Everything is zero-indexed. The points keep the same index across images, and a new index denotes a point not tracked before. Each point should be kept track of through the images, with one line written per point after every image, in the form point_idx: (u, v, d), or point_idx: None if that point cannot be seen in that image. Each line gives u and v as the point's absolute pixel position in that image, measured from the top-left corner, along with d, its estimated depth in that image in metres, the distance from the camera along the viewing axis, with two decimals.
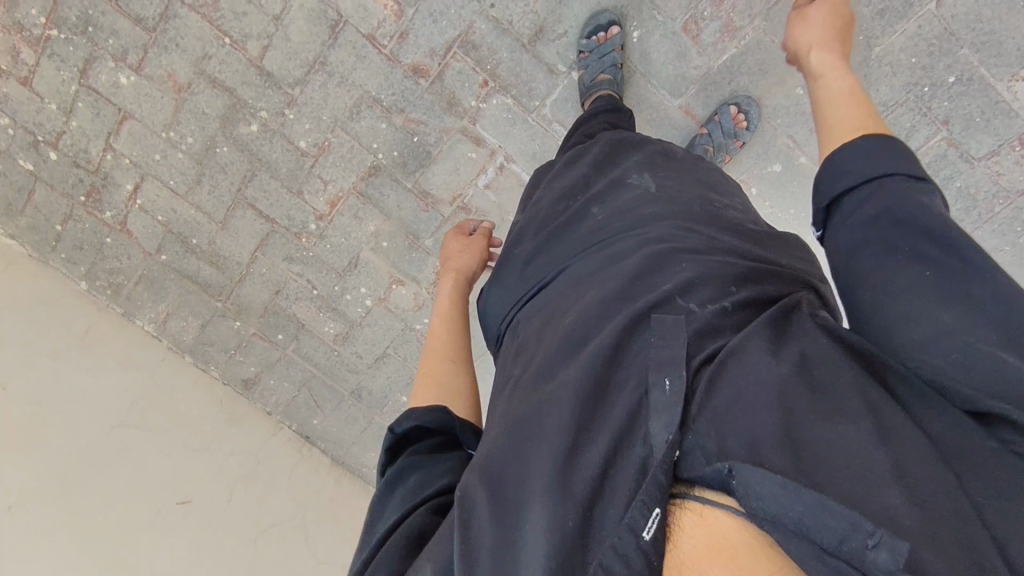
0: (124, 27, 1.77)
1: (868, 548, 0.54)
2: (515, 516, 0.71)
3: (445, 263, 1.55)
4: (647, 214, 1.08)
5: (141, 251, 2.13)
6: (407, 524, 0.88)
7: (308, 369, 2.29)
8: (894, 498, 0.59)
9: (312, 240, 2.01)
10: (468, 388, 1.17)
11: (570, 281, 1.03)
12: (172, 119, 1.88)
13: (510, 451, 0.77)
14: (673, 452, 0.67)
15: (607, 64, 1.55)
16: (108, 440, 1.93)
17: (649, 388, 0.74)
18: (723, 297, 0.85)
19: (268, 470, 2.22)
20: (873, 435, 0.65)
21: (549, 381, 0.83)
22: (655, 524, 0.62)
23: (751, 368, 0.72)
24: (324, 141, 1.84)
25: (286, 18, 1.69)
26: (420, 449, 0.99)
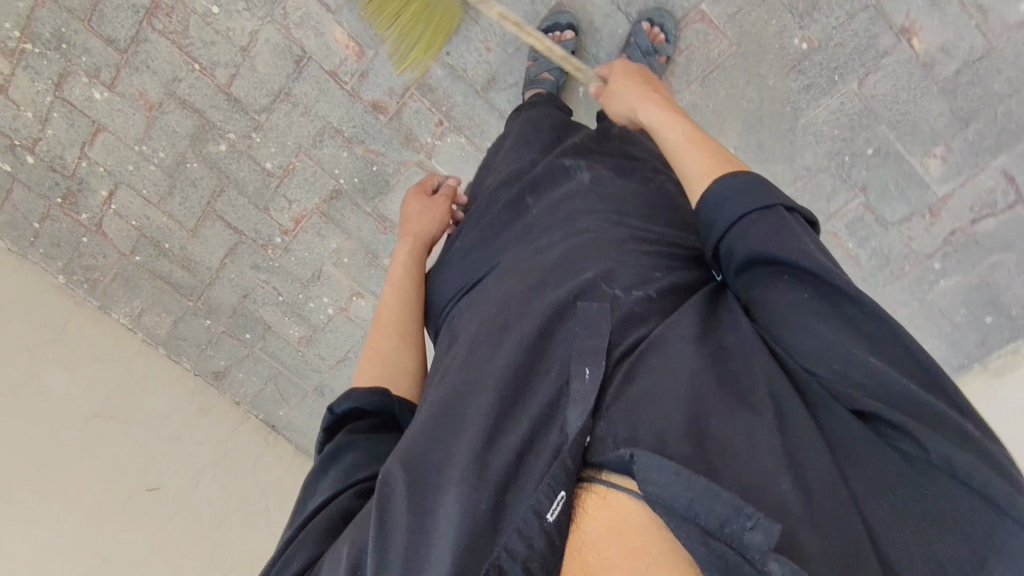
0: (97, 47, 1.83)
1: (744, 530, 0.64)
2: (432, 496, 0.80)
3: (404, 226, 1.52)
4: (585, 219, 1.16)
5: (117, 251, 2.24)
6: (337, 504, 1.00)
7: (274, 366, 2.44)
8: (778, 484, 0.71)
9: (278, 252, 2.12)
10: (409, 366, 1.28)
11: (501, 279, 1.15)
12: (144, 134, 1.96)
13: (443, 437, 0.87)
14: (585, 438, 0.75)
15: (555, 65, 1.64)
16: (85, 430, 2.06)
17: (570, 378, 0.86)
18: (646, 284, 0.99)
19: (233, 458, 2.38)
20: (757, 426, 0.77)
21: (480, 373, 0.92)
22: (559, 507, 0.68)
23: (659, 373, 0.83)
24: (288, 164, 1.94)
25: (253, 50, 1.77)
26: (359, 427, 1.12)
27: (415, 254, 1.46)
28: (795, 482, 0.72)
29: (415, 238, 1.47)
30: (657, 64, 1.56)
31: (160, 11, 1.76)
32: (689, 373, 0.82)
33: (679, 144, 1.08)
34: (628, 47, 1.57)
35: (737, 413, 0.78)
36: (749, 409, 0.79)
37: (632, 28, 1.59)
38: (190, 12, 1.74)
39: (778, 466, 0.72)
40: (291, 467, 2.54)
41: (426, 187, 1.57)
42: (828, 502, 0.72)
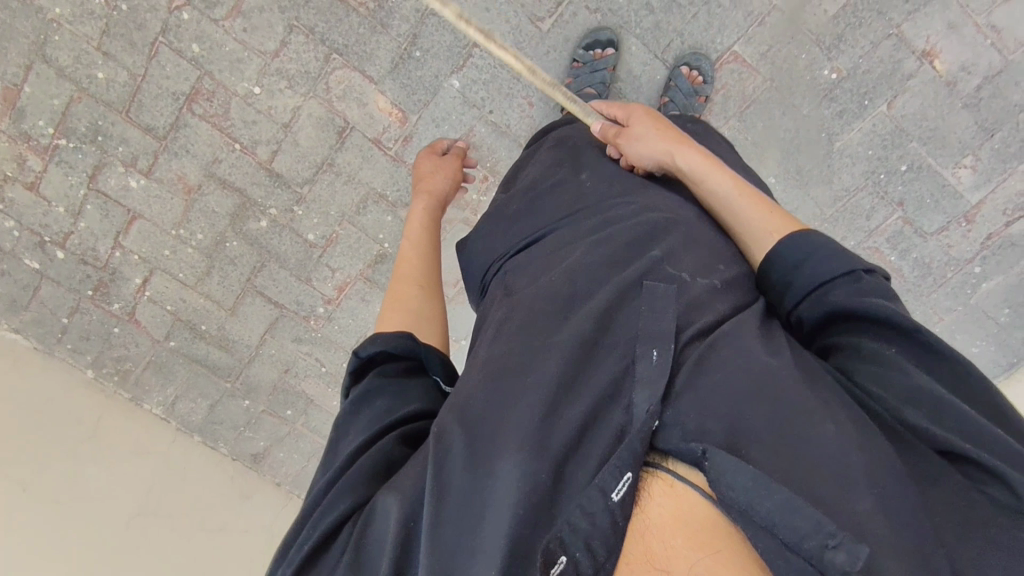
0: (134, 135, 1.84)
1: (827, 547, 0.66)
2: (489, 460, 0.79)
3: (418, 185, 1.55)
4: (631, 201, 1.18)
5: (150, 338, 2.18)
6: (377, 449, 0.89)
7: (316, 441, 2.38)
8: (859, 503, 0.71)
9: (320, 322, 2.10)
10: (433, 313, 1.18)
11: (556, 252, 1.13)
12: (181, 218, 1.96)
13: (503, 399, 0.85)
14: (654, 422, 0.78)
15: (596, 80, 1.59)
16: (129, 531, 1.96)
17: (636, 357, 0.86)
18: (710, 273, 1.01)
19: (279, 543, 2.28)
20: (835, 433, 0.77)
21: (541, 341, 0.92)
22: (625, 487, 0.72)
23: (731, 361, 0.84)
24: (331, 234, 1.94)
25: (296, 125, 1.79)
26: (388, 372, 1.00)
27: (430, 215, 1.44)
28: (876, 499, 0.72)
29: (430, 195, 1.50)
30: (699, 104, 1.60)
31: (200, 96, 1.78)
32: (761, 370, 0.83)
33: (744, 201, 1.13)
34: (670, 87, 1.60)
35: (815, 421, 0.78)
36: (827, 417, 0.79)
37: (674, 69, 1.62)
38: (231, 94, 1.77)
39: (858, 480, 0.73)
40: None
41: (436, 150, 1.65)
42: (912, 530, 0.70)
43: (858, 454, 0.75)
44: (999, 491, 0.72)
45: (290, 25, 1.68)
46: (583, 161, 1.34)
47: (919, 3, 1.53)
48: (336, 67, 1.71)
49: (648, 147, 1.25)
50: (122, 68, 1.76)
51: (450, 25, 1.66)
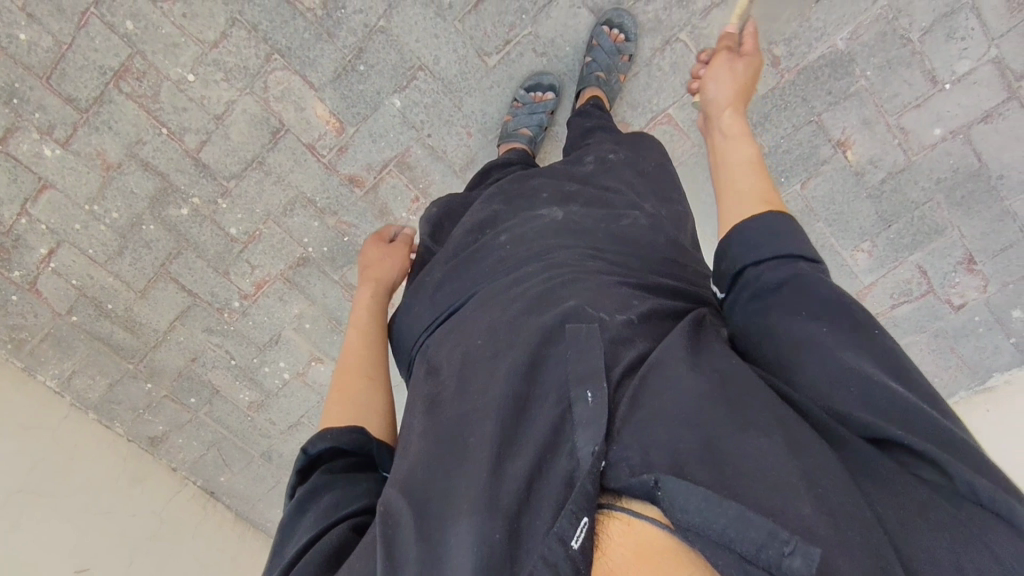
0: (53, 103, 1.76)
1: (783, 556, 0.62)
2: (440, 530, 0.78)
3: (364, 271, 1.47)
4: (557, 251, 1.14)
5: (51, 310, 2.09)
6: (327, 541, 0.90)
7: (218, 431, 2.35)
8: (801, 507, 0.66)
9: (234, 316, 2.07)
10: (382, 410, 1.17)
11: (487, 303, 1.10)
12: (97, 194, 1.88)
13: (447, 469, 0.85)
14: (600, 463, 0.74)
15: (534, 122, 1.64)
16: (8, 504, 1.83)
17: (572, 402, 0.83)
18: (625, 311, 0.97)
19: (168, 530, 2.23)
20: (769, 445, 0.72)
21: (477, 404, 0.91)
22: (584, 533, 0.67)
23: (667, 394, 0.81)
24: (254, 231, 1.91)
25: (229, 119, 1.75)
26: (335, 468, 1.03)
27: (379, 298, 1.41)
28: (817, 504, 0.67)
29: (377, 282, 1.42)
30: (622, 64, 1.57)
31: (128, 74, 1.71)
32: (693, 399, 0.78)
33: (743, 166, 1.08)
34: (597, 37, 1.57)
35: (747, 435, 0.73)
36: (759, 430, 0.74)
37: (593, 32, 1.60)
38: (163, 78, 1.71)
39: (797, 486, 0.68)
40: (232, 537, 2.42)
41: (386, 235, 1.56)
42: (853, 523, 0.66)
43: (794, 462, 0.70)
44: (928, 470, 0.72)
45: (232, 18, 1.63)
46: (504, 220, 1.29)
47: (839, 96, 1.61)
48: (276, 68, 1.68)
49: (722, 87, 1.22)
50: (46, 33, 1.67)
51: (398, 44, 1.63)
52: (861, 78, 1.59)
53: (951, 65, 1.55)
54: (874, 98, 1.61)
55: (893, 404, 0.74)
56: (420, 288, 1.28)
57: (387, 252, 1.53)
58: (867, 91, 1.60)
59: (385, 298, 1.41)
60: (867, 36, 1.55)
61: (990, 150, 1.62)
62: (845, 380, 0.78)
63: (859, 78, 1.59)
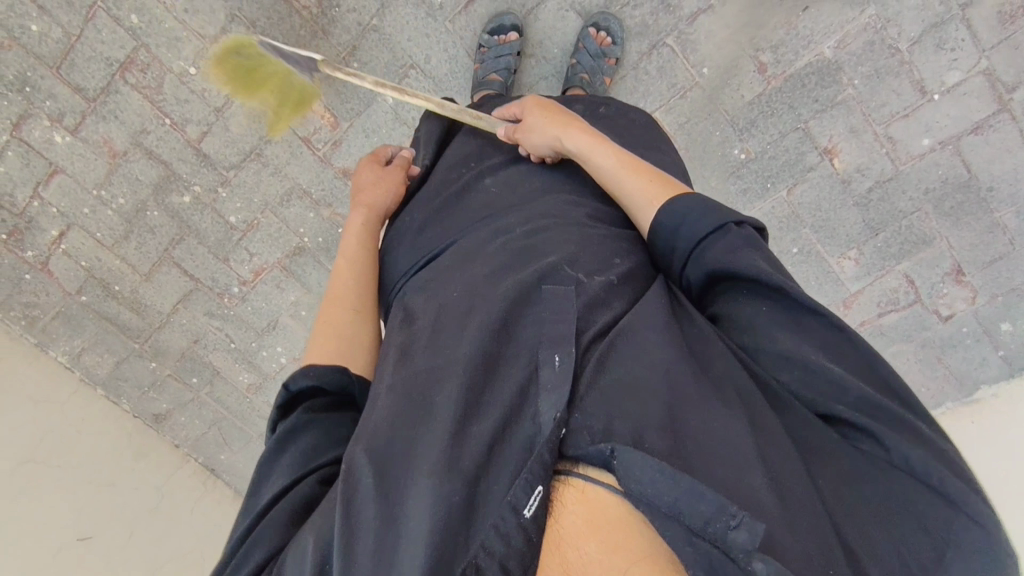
0: (63, 92, 1.83)
1: (729, 528, 0.68)
2: (399, 488, 0.81)
3: (356, 196, 1.40)
4: (534, 211, 1.22)
5: (61, 289, 2.19)
6: (299, 491, 0.93)
7: (219, 412, 2.41)
8: (752, 480, 0.75)
9: (234, 301, 2.14)
10: (365, 342, 1.19)
11: (463, 264, 1.14)
12: (104, 179, 1.96)
13: (408, 431, 0.87)
14: (560, 430, 0.78)
15: (501, 66, 1.59)
16: (13, 475, 1.94)
17: (540, 364, 0.88)
18: (607, 270, 1.06)
19: (168, 504, 2.32)
20: (725, 415, 0.82)
21: (443, 364, 0.94)
22: (537, 502, 0.71)
23: (633, 360, 0.88)
24: (253, 220, 1.98)
25: (229, 111, 1.81)
26: (315, 406, 1.04)
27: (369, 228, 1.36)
28: (767, 475, 0.77)
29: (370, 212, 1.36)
30: (607, 67, 1.58)
31: (134, 66, 1.77)
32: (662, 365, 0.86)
33: (618, 170, 1.15)
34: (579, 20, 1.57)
35: (704, 406, 0.82)
36: (716, 399, 0.84)
37: (580, 33, 1.60)
38: (166, 70, 1.77)
39: (751, 459, 0.77)
40: (229, 513, 2.50)
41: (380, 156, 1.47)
42: (800, 500, 0.76)
43: (747, 436, 0.80)
44: (869, 444, 0.81)
45: (231, 15, 1.69)
46: (496, 172, 1.36)
47: (826, 104, 1.61)
48: (273, 63, 1.73)
49: (543, 135, 1.26)
50: (57, 25, 1.74)
51: (390, 43, 1.67)
52: (848, 86, 1.59)
53: (940, 75, 1.55)
54: (862, 107, 1.60)
55: (832, 384, 0.84)
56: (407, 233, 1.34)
57: (380, 176, 1.44)
58: (854, 100, 1.60)
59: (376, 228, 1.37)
60: (854, 45, 1.55)
61: (980, 161, 1.61)
62: (787, 360, 0.88)
63: (847, 86, 1.59)
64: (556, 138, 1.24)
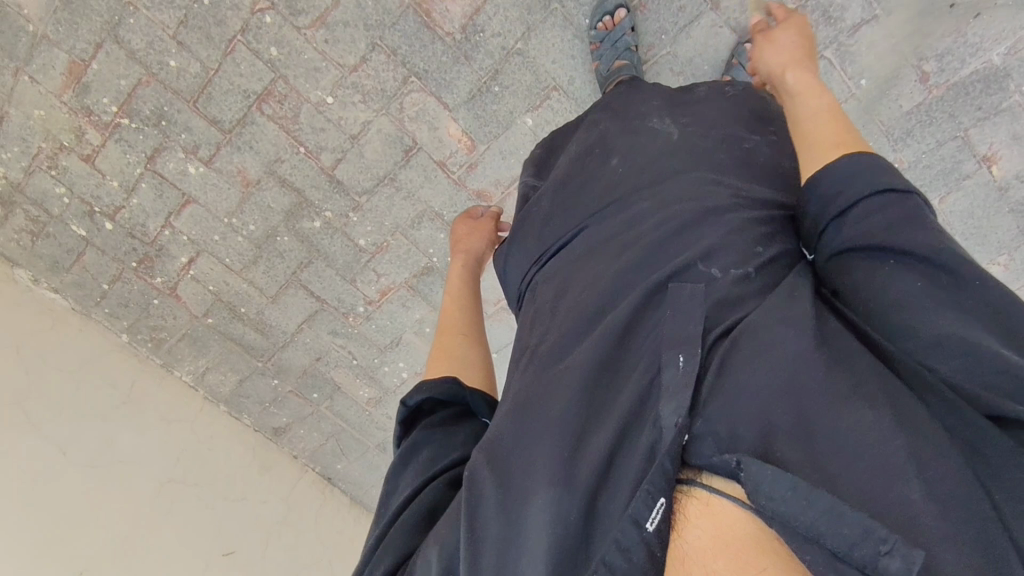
0: (198, 125, 1.84)
1: (880, 554, 0.58)
2: (519, 505, 0.76)
3: (454, 246, 1.49)
4: (665, 186, 1.04)
5: (188, 313, 2.23)
6: (423, 497, 0.90)
7: (338, 424, 2.48)
8: (907, 491, 0.62)
9: (358, 319, 2.17)
10: (478, 360, 1.15)
11: (590, 257, 1.03)
12: (235, 208, 1.98)
13: (527, 435, 0.81)
14: (682, 437, 0.69)
15: (621, 49, 1.54)
16: (159, 497, 2.04)
17: (662, 366, 0.78)
18: (746, 262, 0.89)
19: (296, 514, 2.39)
20: (877, 418, 0.67)
21: (561, 366, 0.87)
22: (660, 515, 0.65)
23: (762, 358, 0.73)
24: (382, 242, 1.99)
25: (364, 138, 1.81)
26: (434, 421, 1.00)
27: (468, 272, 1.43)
28: (925, 487, 0.63)
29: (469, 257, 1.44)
30: None
31: (271, 97, 1.77)
32: (793, 361, 0.72)
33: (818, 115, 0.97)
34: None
35: (849, 406, 0.68)
36: (865, 403, 0.69)
37: (734, 51, 1.56)
38: (303, 100, 1.77)
39: (903, 467, 0.63)
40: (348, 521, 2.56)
41: (472, 213, 1.57)
42: (963, 511, 0.62)
43: (899, 438, 0.65)
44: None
45: (372, 43, 1.67)
46: (614, 142, 1.20)
47: (990, 112, 1.56)
48: (412, 90, 1.72)
49: (774, 55, 1.10)
50: (195, 60, 1.74)
51: (534, 65, 1.65)
52: (1016, 93, 1.52)
53: None
54: None
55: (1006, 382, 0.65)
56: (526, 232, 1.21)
57: (473, 226, 1.54)
58: (1021, 107, 1.54)
59: (473, 271, 1.43)
60: None
61: None
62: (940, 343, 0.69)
63: (1014, 93, 1.52)
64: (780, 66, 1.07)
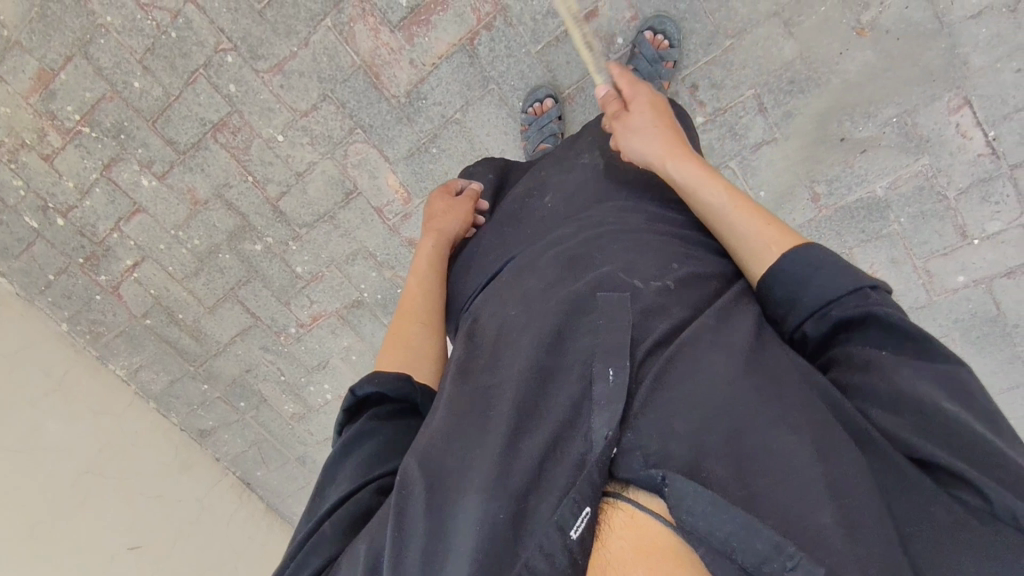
0: (155, 142, 1.95)
1: (785, 570, 0.61)
2: (450, 502, 0.73)
3: (428, 222, 1.33)
4: (600, 212, 1.13)
5: (128, 312, 2.32)
6: (357, 500, 0.85)
7: (260, 433, 2.58)
8: (820, 513, 0.64)
9: (289, 339, 2.28)
10: (436, 356, 1.10)
11: (519, 275, 1.07)
12: (182, 222, 2.08)
13: (463, 440, 0.80)
14: (612, 450, 0.71)
15: (547, 134, 1.65)
16: (76, 485, 2.06)
17: (594, 378, 0.80)
18: (665, 274, 0.96)
19: (207, 517, 2.41)
20: (808, 444, 0.70)
21: (495, 384, 0.87)
22: (584, 523, 0.64)
23: (695, 374, 0.78)
24: (318, 272, 2.10)
25: (309, 177, 1.93)
26: (380, 415, 0.96)
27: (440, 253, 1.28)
28: (837, 506, 0.66)
29: (441, 235, 1.29)
30: (665, 70, 1.57)
31: (226, 128, 1.89)
32: (720, 380, 0.76)
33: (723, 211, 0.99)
34: (633, 59, 1.57)
35: (779, 429, 0.71)
36: (788, 425, 0.72)
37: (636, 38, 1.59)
38: (255, 135, 1.89)
39: (818, 486, 0.67)
40: (259, 527, 2.60)
41: (451, 185, 1.39)
42: (880, 537, 0.64)
43: (819, 461, 0.69)
44: (970, 495, 0.66)
45: (324, 94, 1.80)
46: (551, 180, 1.28)
47: (872, 236, 1.71)
48: (357, 140, 1.85)
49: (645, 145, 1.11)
50: (158, 84, 1.85)
51: (469, 135, 1.78)
52: (894, 223, 1.68)
53: (982, 224, 1.64)
54: (905, 243, 1.70)
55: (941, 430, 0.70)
56: (473, 263, 1.26)
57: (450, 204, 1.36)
58: (899, 235, 1.70)
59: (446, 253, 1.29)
60: (905, 187, 1.64)
61: (1010, 302, 1.70)
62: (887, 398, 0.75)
63: (893, 222, 1.68)
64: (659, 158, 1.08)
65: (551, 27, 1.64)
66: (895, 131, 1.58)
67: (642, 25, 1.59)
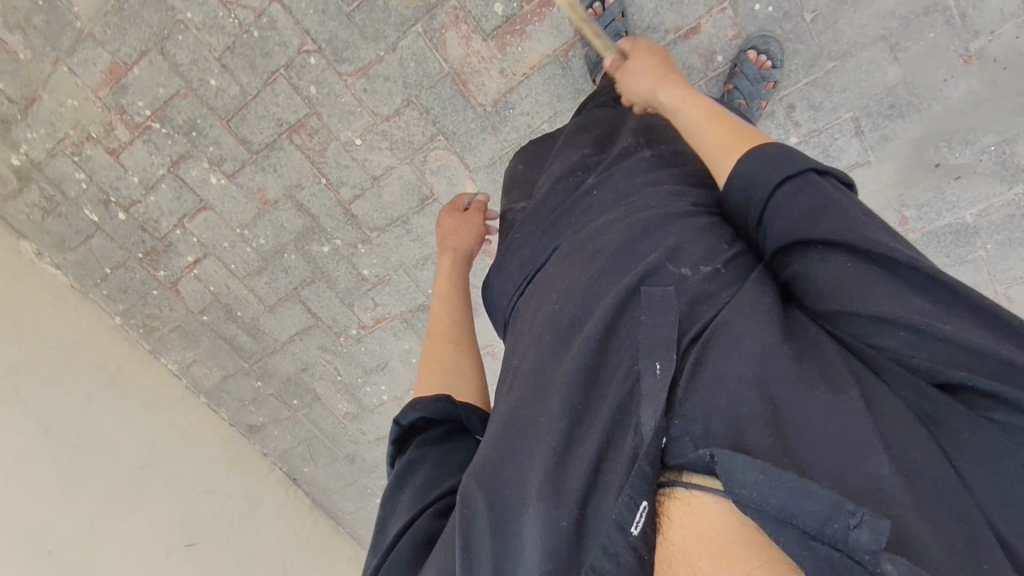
0: (227, 141, 1.92)
1: (848, 528, 0.55)
2: (513, 518, 0.72)
3: (442, 242, 1.42)
4: (640, 182, 1.04)
5: (185, 307, 2.30)
6: (418, 528, 0.86)
7: (311, 430, 2.56)
8: (875, 472, 0.60)
9: (350, 340, 2.27)
10: (471, 371, 1.12)
11: (563, 262, 1.00)
12: (249, 221, 2.06)
13: (519, 451, 0.77)
14: (660, 440, 0.66)
15: (610, 34, 1.57)
16: (131, 483, 2.06)
17: (640, 374, 0.75)
18: (714, 258, 0.86)
19: (258, 509, 2.44)
20: (863, 416, 0.65)
21: (545, 382, 0.82)
22: (644, 517, 0.61)
23: (729, 354, 0.71)
24: (385, 275, 2.08)
25: (384, 181, 1.90)
26: (427, 441, 0.98)
27: (458, 270, 1.35)
28: (895, 465, 0.62)
29: (456, 253, 1.37)
30: (765, 90, 1.55)
31: (303, 129, 1.86)
32: (763, 356, 0.70)
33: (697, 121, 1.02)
34: (734, 77, 1.54)
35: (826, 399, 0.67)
36: (843, 413, 0.65)
37: (737, 57, 1.56)
38: (333, 137, 1.86)
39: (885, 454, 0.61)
40: (305, 522, 2.63)
41: (457, 204, 1.49)
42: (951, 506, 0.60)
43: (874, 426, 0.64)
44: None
45: (407, 99, 1.77)
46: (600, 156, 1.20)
47: (956, 260, 1.72)
48: (437, 146, 1.82)
49: (640, 83, 1.20)
50: (235, 82, 1.82)
51: None
52: (981, 249, 1.69)
53: None
54: (989, 268, 1.71)
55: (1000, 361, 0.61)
56: (508, 252, 1.16)
57: (460, 220, 1.46)
58: (984, 261, 1.70)
59: (463, 269, 1.36)
60: (996, 215, 1.64)
61: None
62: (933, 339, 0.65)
63: (979, 248, 1.69)
64: (652, 88, 1.17)
65: (651, 43, 1.62)
66: (991, 159, 1.57)
67: (744, 45, 1.56)
